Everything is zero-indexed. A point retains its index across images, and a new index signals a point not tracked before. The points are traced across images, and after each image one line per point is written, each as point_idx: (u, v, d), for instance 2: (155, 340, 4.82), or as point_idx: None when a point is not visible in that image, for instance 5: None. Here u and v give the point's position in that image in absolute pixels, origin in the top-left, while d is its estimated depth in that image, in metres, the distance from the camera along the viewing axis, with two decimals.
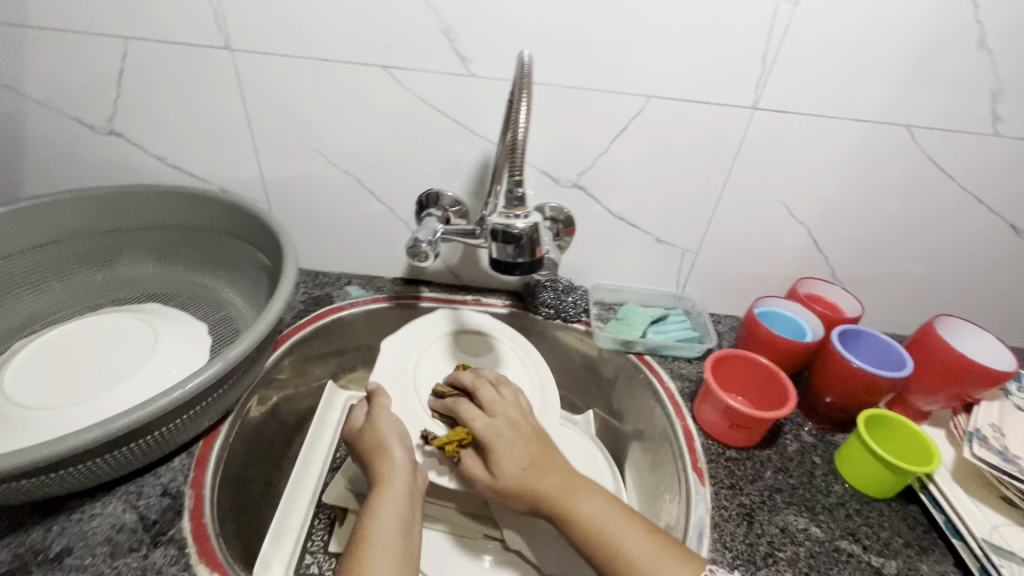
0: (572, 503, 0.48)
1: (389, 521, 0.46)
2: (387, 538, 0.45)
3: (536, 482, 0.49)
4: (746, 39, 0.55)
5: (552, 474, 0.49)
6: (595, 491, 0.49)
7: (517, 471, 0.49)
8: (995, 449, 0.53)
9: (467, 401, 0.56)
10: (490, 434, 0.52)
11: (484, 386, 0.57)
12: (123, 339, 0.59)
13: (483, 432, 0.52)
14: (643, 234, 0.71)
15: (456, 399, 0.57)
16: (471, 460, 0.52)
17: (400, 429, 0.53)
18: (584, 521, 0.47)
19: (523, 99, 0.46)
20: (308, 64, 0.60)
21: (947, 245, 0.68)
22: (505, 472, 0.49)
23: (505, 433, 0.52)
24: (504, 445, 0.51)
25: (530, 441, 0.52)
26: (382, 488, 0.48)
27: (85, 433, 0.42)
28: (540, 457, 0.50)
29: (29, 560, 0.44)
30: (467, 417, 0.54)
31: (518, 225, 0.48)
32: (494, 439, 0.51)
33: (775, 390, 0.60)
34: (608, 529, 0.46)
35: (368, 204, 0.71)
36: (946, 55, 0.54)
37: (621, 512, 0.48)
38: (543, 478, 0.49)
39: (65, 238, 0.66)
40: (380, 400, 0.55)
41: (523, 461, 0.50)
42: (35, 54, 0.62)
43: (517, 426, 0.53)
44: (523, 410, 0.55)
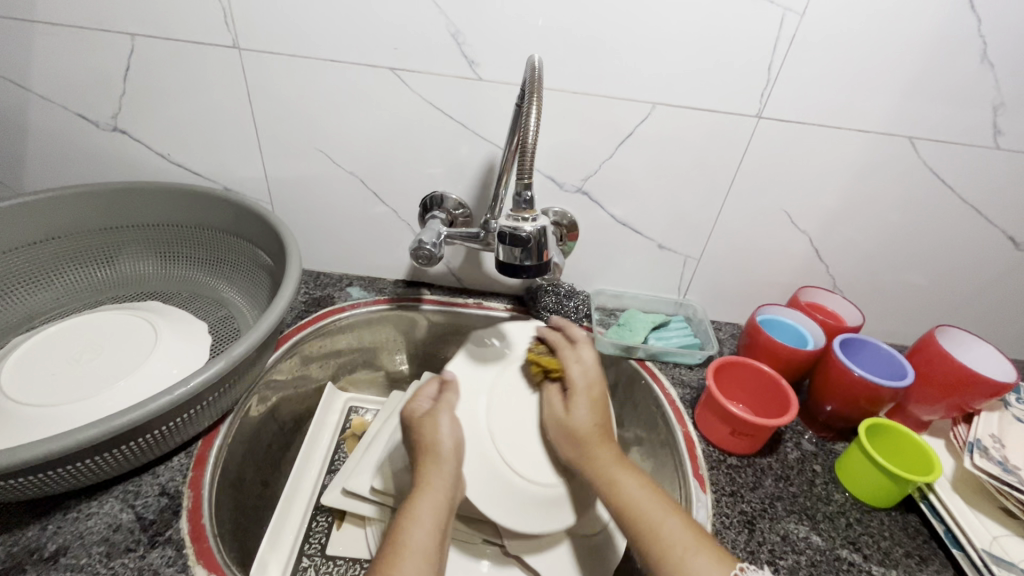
0: (616, 481, 0.49)
1: (427, 522, 0.45)
2: (421, 541, 0.44)
3: (595, 442, 0.54)
4: (753, 47, 0.55)
5: (608, 446, 0.53)
6: (636, 475, 0.50)
7: (585, 423, 0.56)
8: (995, 460, 0.53)
9: (568, 349, 0.62)
10: (579, 385, 0.58)
11: (569, 348, 0.62)
12: (122, 336, 0.59)
13: (574, 380, 0.59)
14: (646, 240, 0.71)
15: (554, 343, 0.64)
16: (553, 397, 0.60)
17: (454, 433, 0.54)
18: (625, 505, 0.47)
19: (534, 101, 0.46)
20: (315, 65, 0.60)
21: (947, 256, 0.69)
22: (575, 418, 0.56)
23: (580, 394, 0.58)
24: (581, 395, 0.58)
25: (597, 405, 0.57)
26: (426, 486, 0.48)
27: (84, 430, 0.42)
28: (607, 422, 0.56)
29: (24, 560, 0.43)
30: (564, 363, 0.61)
31: (525, 228, 0.48)
32: (575, 386, 0.58)
33: (777, 398, 0.60)
34: (644, 509, 0.46)
35: (372, 205, 0.71)
36: (949, 68, 0.55)
37: (661, 499, 0.48)
38: (601, 441, 0.54)
39: (66, 234, 0.66)
40: (447, 397, 0.59)
41: (588, 420, 0.56)
42: (41, 49, 0.61)
43: (591, 387, 0.58)
44: (601, 380, 0.60)
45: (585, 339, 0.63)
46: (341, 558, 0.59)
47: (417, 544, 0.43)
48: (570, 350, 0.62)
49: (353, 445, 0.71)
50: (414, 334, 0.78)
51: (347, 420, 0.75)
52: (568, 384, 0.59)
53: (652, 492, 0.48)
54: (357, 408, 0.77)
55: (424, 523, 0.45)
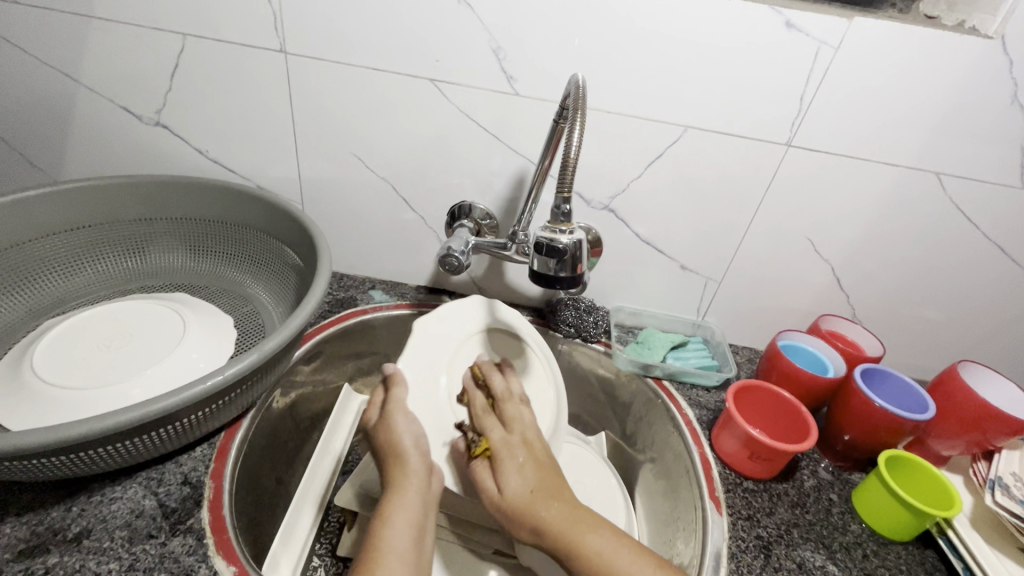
0: (577, 537, 0.45)
1: (401, 525, 0.44)
2: (399, 543, 0.43)
3: (541, 504, 0.47)
4: (788, 77, 0.56)
5: (557, 502, 0.47)
6: (601, 524, 0.46)
7: (520, 490, 0.48)
8: (1017, 498, 0.53)
9: (490, 417, 0.57)
10: (501, 452, 0.52)
11: (512, 405, 0.58)
12: (152, 326, 0.60)
13: (499, 445, 0.53)
14: (669, 260, 0.71)
15: (480, 406, 0.58)
16: (483, 476, 0.51)
17: (420, 435, 0.52)
18: (591, 554, 0.44)
19: (577, 118, 0.48)
20: (359, 72, 0.62)
21: (969, 293, 0.69)
22: (513, 488, 0.48)
23: (524, 463, 0.50)
24: (513, 464, 0.50)
25: (538, 463, 0.51)
26: (399, 491, 0.47)
27: (125, 412, 0.43)
28: (546, 485, 0.49)
29: (48, 540, 0.44)
30: (486, 429, 0.55)
31: (562, 239, 0.49)
32: (502, 455, 0.51)
33: (796, 424, 0.60)
34: (619, 564, 0.43)
35: (401, 211, 0.72)
36: (978, 108, 0.56)
37: (627, 545, 0.44)
38: (546, 504, 0.47)
39: (101, 222, 0.68)
40: (398, 393, 0.55)
41: (526, 484, 0.48)
42: (95, 43, 0.64)
43: (533, 450, 0.52)
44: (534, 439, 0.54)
45: (522, 398, 0.60)
46: (351, 560, 0.59)
47: (394, 546, 0.43)
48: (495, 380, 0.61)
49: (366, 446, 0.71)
50: None
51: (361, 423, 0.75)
52: (496, 457, 0.51)
53: (619, 538, 0.45)
54: None
55: (399, 528, 0.44)
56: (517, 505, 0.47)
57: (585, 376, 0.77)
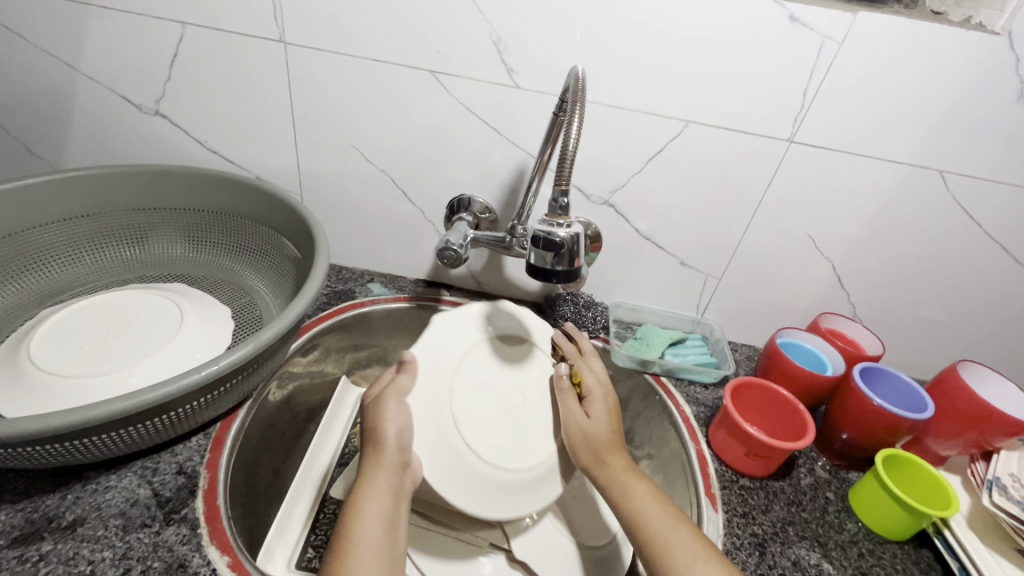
0: (631, 480, 0.51)
1: (372, 517, 0.46)
2: (370, 532, 0.45)
3: (619, 448, 0.53)
4: (792, 71, 0.56)
5: (624, 454, 0.53)
6: (646, 482, 0.51)
7: (605, 427, 0.55)
8: (1015, 499, 0.52)
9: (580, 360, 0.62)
10: (595, 392, 0.58)
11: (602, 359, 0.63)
12: (148, 316, 0.60)
13: (597, 386, 0.58)
14: (668, 256, 0.71)
15: (572, 353, 0.63)
16: (572, 404, 0.58)
17: (404, 424, 0.52)
18: (635, 503, 0.49)
19: (576, 111, 0.47)
20: (358, 63, 0.62)
21: (969, 292, 0.69)
22: (598, 420, 0.55)
23: (611, 400, 0.58)
24: (608, 402, 0.57)
25: (614, 411, 0.57)
26: (367, 485, 0.48)
27: (118, 400, 0.42)
28: (620, 432, 0.56)
29: (42, 527, 0.44)
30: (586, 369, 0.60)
31: (559, 233, 0.49)
32: (592, 393, 0.58)
33: (794, 422, 0.60)
34: (655, 520, 0.47)
35: (400, 204, 0.72)
36: (982, 104, 0.55)
37: (683, 523, 0.47)
38: (619, 450, 0.53)
39: (99, 211, 0.67)
40: (399, 382, 0.55)
41: (609, 426, 0.55)
42: (93, 31, 0.63)
43: (614, 397, 0.58)
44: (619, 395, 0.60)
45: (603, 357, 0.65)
46: None
47: (367, 535, 0.44)
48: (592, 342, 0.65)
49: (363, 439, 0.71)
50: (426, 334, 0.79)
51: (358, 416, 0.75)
52: (588, 393, 0.58)
53: (659, 500, 0.49)
54: None
55: (370, 517, 0.45)
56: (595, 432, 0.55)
57: None
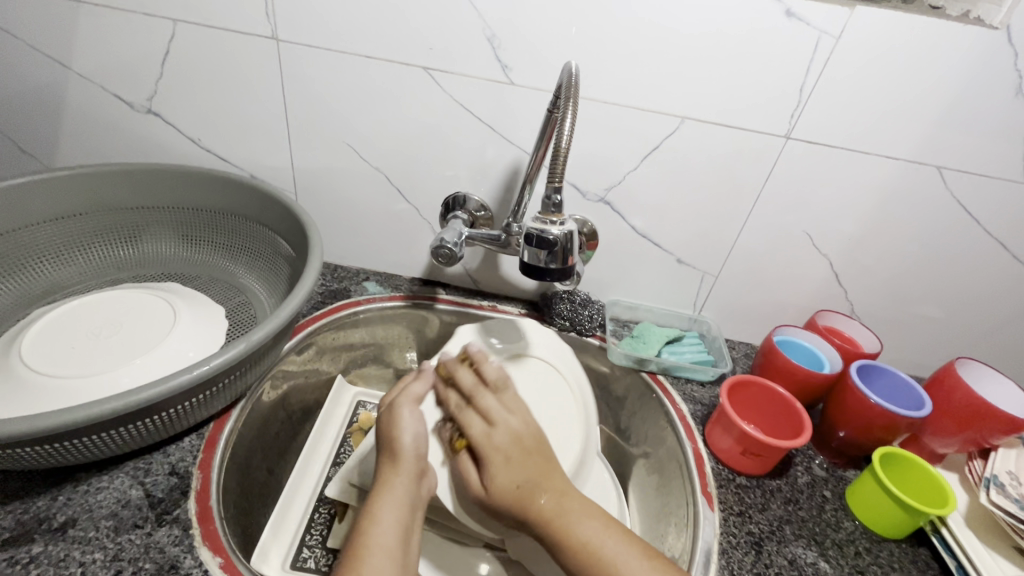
0: (563, 522, 0.46)
1: (387, 522, 0.45)
2: (386, 540, 0.44)
3: (528, 499, 0.47)
4: (788, 66, 0.55)
5: (545, 492, 0.48)
6: (589, 511, 0.47)
7: (508, 486, 0.48)
8: (1013, 497, 0.52)
9: (466, 411, 0.54)
10: (486, 449, 0.50)
11: (482, 393, 0.55)
12: (142, 315, 0.59)
13: (480, 439, 0.51)
14: (665, 254, 0.71)
15: (454, 403, 0.56)
16: (469, 468, 0.51)
17: (422, 429, 0.52)
18: (580, 543, 0.45)
19: (569, 107, 0.47)
20: (351, 60, 0.61)
21: (967, 289, 0.68)
22: (500, 483, 0.48)
23: (506, 454, 0.50)
24: (498, 457, 0.49)
25: (521, 455, 0.50)
26: (387, 490, 0.47)
27: (107, 401, 0.42)
28: (531, 474, 0.49)
29: (33, 529, 0.44)
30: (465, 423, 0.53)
31: (552, 230, 0.49)
32: (488, 455, 0.50)
33: (791, 420, 0.60)
34: (605, 553, 0.44)
35: (395, 203, 0.72)
36: (980, 99, 0.55)
37: (616, 533, 0.46)
38: (534, 495, 0.47)
39: (91, 210, 0.67)
40: (411, 389, 0.55)
41: (510, 482, 0.48)
42: (84, 28, 0.63)
43: (507, 449, 0.50)
44: (517, 432, 0.52)
45: (499, 381, 0.56)
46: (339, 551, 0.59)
47: (382, 544, 0.43)
48: (488, 367, 0.57)
49: (359, 439, 0.70)
50: (423, 333, 0.79)
51: (353, 415, 0.75)
52: (477, 450, 0.51)
53: (611, 528, 0.46)
54: (364, 403, 0.77)
55: (384, 523, 0.45)
56: (504, 494, 0.48)
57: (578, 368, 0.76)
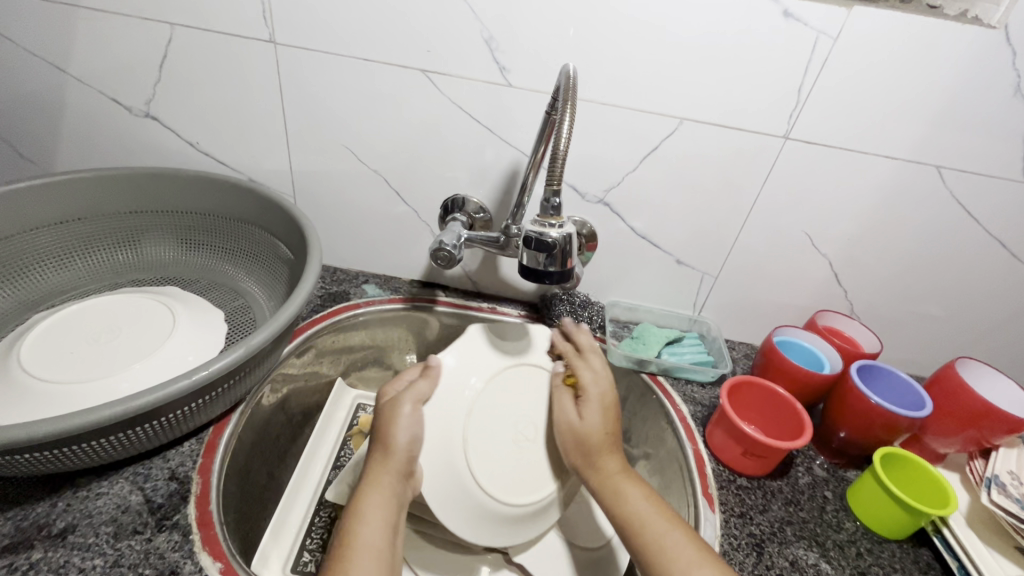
0: (623, 483, 0.50)
1: (374, 522, 0.45)
2: (372, 540, 0.44)
3: (608, 449, 0.53)
4: (786, 67, 0.55)
5: (614, 454, 0.53)
6: (645, 487, 0.51)
7: (596, 428, 0.54)
8: (1014, 497, 0.52)
9: (578, 359, 0.61)
10: (589, 394, 0.57)
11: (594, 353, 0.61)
12: (141, 320, 0.59)
13: (590, 384, 0.57)
14: (664, 254, 0.71)
15: (571, 350, 0.62)
16: (565, 401, 0.57)
17: (414, 429, 0.52)
18: (633, 505, 0.48)
19: (567, 109, 0.47)
20: (348, 63, 0.61)
21: (967, 289, 0.68)
22: (589, 422, 0.54)
23: (605, 402, 0.56)
24: (600, 401, 0.56)
25: (609, 412, 0.55)
26: (372, 486, 0.48)
27: (106, 407, 0.42)
28: (619, 433, 0.55)
29: (32, 535, 0.44)
30: (576, 368, 0.59)
31: (552, 233, 0.49)
32: (588, 393, 0.56)
33: (792, 421, 0.60)
34: (651, 522, 0.47)
35: (394, 205, 0.72)
36: (979, 98, 0.55)
37: (659, 508, 0.48)
38: (610, 449, 0.53)
39: (90, 215, 0.67)
40: (415, 387, 0.55)
41: (599, 425, 0.54)
42: (82, 32, 0.63)
43: (604, 397, 0.56)
44: (614, 389, 0.58)
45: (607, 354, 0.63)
46: None
47: (366, 542, 0.43)
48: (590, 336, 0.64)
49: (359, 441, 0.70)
50: (423, 335, 0.79)
51: (353, 417, 0.75)
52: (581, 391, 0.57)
53: (651, 499, 0.49)
54: (364, 406, 0.77)
55: (371, 523, 0.45)
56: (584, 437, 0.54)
57: None
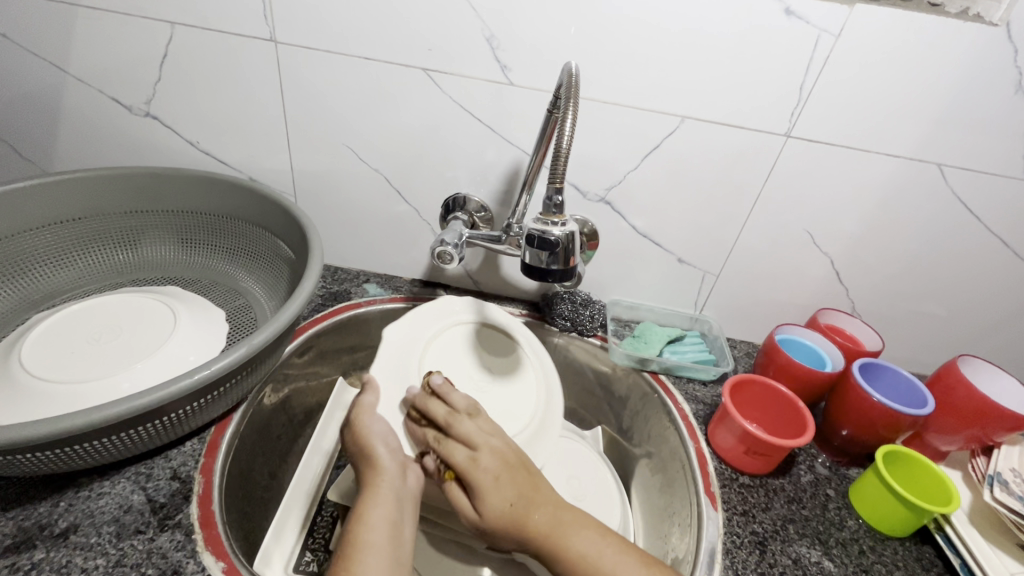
0: (561, 541, 0.46)
1: (380, 524, 0.45)
2: (377, 538, 0.44)
3: (519, 521, 0.47)
4: (788, 65, 0.55)
5: (539, 508, 0.48)
6: (582, 524, 0.48)
7: (502, 508, 0.47)
8: (1017, 495, 0.52)
9: (445, 440, 0.52)
10: (478, 474, 0.49)
11: (459, 420, 0.53)
12: (142, 320, 0.59)
13: (467, 467, 0.50)
14: (666, 253, 0.71)
15: (430, 437, 0.53)
16: (459, 497, 0.50)
17: (387, 434, 0.53)
18: (579, 558, 0.45)
19: (570, 107, 0.47)
20: (349, 62, 0.61)
21: (968, 287, 0.68)
22: (492, 507, 0.48)
23: (498, 483, 0.48)
24: (489, 480, 0.49)
25: (513, 477, 0.49)
26: (372, 489, 0.48)
27: (106, 408, 0.42)
28: (523, 491, 0.49)
29: (35, 535, 0.43)
30: (449, 452, 0.51)
31: (554, 232, 0.48)
32: (478, 476, 0.49)
33: (793, 420, 0.60)
34: (603, 564, 0.45)
35: (395, 205, 0.72)
36: (981, 97, 0.55)
37: (614, 543, 0.47)
38: (528, 515, 0.47)
39: (89, 214, 0.67)
40: (364, 400, 0.55)
41: (504, 502, 0.48)
42: (81, 31, 0.62)
43: (497, 474, 0.49)
44: (502, 452, 0.51)
45: (471, 408, 0.55)
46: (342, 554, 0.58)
47: (373, 542, 0.43)
48: (455, 394, 0.55)
49: None
50: None
51: None
52: (469, 481, 0.49)
53: (609, 539, 0.47)
54: None
55: (375, 524, 0.45)
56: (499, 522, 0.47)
57: (580, 368, 0.76)
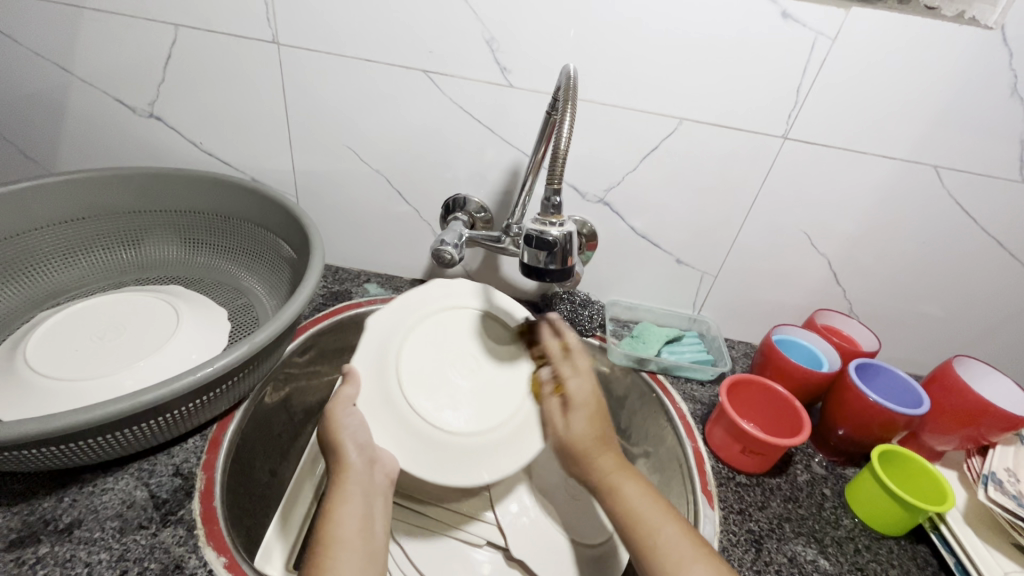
0: (617, 482, 0.52)
1: (348, 520, 0.47)
2: (347, 534, 0.46)
3: (598, 451, 0.55)
4: (784, 68, 0.56)
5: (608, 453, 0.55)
6: (638, 478, 0.52)
7: (584, 433, 0.56)
8: (1011, 494, 0.52)
9: (563, 364, 0.62)
10: (577, 399, 0.59)
11: (579, 356, 0.63)
12: (146, 318, 0.60)
13: (575, 393, 0.59)
14: (664, 254, 0.71)
15: (552, 355, 0.63)
16: (553, 412, 0.58)
17: (359, 428, 0.53)
18: (628, 501, 0.50)
19: (568, 109, 0.47)
20: (351, 64, 0.62)
21: (964, 288, 0.69)
22: (580, 427, 0.57)
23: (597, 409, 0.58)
24: (587, 410, 0.58)
25: (597, 415, 0.58)
26: (340, 486, 0.49)
27: (108, 405, 0.42)
28: (607, 432, 0.57)
29: (39, 530, 0.44)
30: (566, 375, 0.61)
31: (552, 232, 0.49)
32: (577, 401, 0.59)
33: (790, 420, 0.60)
34: (647, 517, 0.48)
35: (395, 205, 0.72)
36: (976, 100, 0.55)
37: (659, 502, 0.50)
38: (601, 452, 0.55)
39: (93, 214, 0.67)
40: (342, 391, 0.54)
41: (590, 429, 0.57)
42: (86, 32, 0.63)
43: (591, 405, 0.59)
44: (597, 393, 0.61)
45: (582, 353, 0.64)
46: None
47: (343, 538, 0.45)
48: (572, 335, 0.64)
49: None
50: None
51: None
52: (570, 398, 0.59)
53: (648, 496, 0.50)
54: None
55: (344, 520, 0.46)
56: (577, 443, 0.56)
57: None
